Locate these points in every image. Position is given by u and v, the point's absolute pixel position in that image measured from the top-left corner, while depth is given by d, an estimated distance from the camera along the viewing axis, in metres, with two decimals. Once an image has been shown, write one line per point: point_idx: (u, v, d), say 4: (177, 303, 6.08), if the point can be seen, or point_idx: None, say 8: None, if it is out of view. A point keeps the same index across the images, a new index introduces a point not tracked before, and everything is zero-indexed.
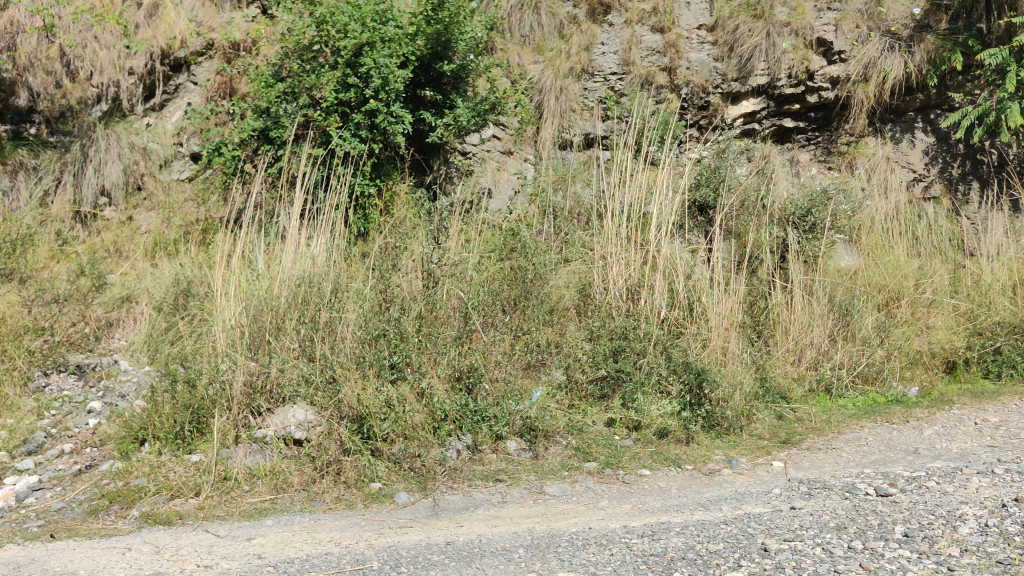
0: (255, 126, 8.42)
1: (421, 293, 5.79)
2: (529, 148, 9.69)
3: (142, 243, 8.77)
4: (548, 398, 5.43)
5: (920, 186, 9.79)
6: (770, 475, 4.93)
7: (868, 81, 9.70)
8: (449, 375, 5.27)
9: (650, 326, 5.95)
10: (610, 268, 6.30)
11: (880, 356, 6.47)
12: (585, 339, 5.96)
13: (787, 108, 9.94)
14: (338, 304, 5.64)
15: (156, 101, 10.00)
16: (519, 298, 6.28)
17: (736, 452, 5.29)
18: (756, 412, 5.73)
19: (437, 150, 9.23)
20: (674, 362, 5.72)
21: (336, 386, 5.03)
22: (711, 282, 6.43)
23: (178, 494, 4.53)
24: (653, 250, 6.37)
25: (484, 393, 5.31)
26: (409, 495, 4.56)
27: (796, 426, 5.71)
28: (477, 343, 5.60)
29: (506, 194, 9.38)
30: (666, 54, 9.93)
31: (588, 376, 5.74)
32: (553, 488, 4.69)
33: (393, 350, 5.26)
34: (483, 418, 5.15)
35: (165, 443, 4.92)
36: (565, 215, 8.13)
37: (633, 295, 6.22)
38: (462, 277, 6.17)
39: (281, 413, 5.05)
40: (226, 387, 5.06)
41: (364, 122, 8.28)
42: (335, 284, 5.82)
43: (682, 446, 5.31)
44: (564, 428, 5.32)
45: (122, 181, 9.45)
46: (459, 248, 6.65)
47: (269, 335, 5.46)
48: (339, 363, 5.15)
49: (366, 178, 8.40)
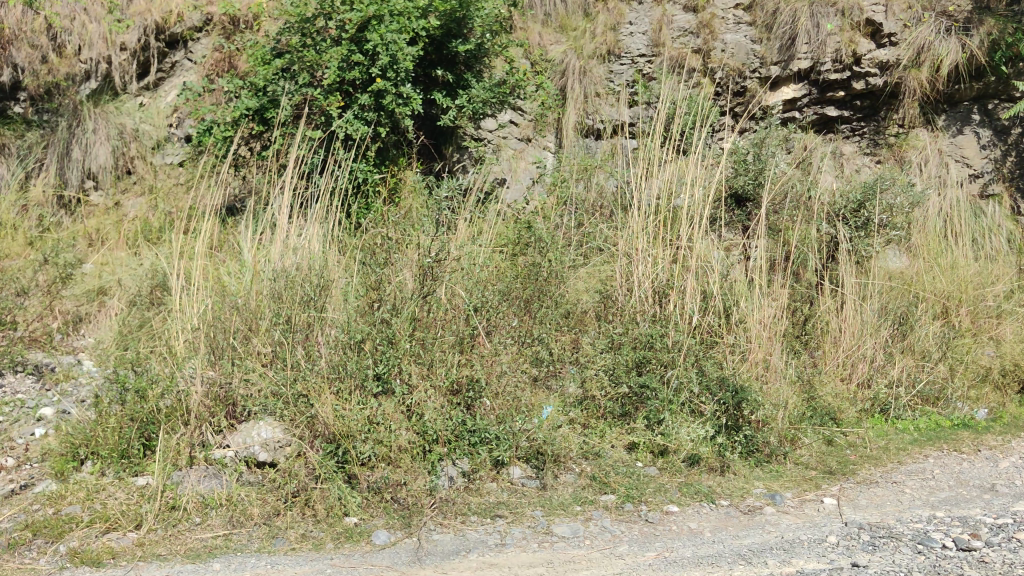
0: (250, 105, 7.61)
1: (415, 290, 4.98)
2: (551, 134, 8.96)
3: (125, 230, 8.05)
4: (561, 415, 4.71)
5: (976, 183, 8.99)
6: (822, 517, 4.14)
7: (921, 68, 8.86)
8: (444, 389, 4.51)
9: (679, 334, 5.11)
10: (635, 268, 5.46)
11: (942, 373, 5.65)
12: (604, 349, 5.15)
13: (831, 96, 9.06)
14: (321, 305, 4.83)
15: (150, 80, 9.33)
16: (532, 298, 5.59)
17: (779, 485, 4.51)
18: (802, 436, 4.92)
19: (450, 136, 8.46)
20: (708, 377, 4.90)
21: (308, 402, 4.25)
22: (752, 284, 5.61)
23: (114, 527, 3.79)
24: (684, 247, 5.49)
25: (485, 409, 4.57)
26: (389, 534, 3.81)
27: (848, 453, 4.90)
28: (478, 352, 4.83)
29: (524, 183, 8.68)
30: (699, 35, 9.15)
31: (607, 392, 4.95)
32: (562, 528, 3.92)
33: (378, 359, 4.48)
34: (481, 440, 4.41)
35: (109, 463, 4.18)
36: (587, 209, 7.36)
37: (661, 298, 5.39)
38: (467, 274, 5.35)
39: (245, 430, 4.32)
40: (184, 397, 4.36)
41: (370, 104, 7.47)
42: (318, 280, 5.00)
43: (716, 476, 4.53)
44: (578, 452, 4.55)
45: (110, 164, 8.77)
46: (467, 240, 5.90)
47: (236, 339, 4.73)
48: (313, 374, 4.40)
49: (369, 164, 7.62)
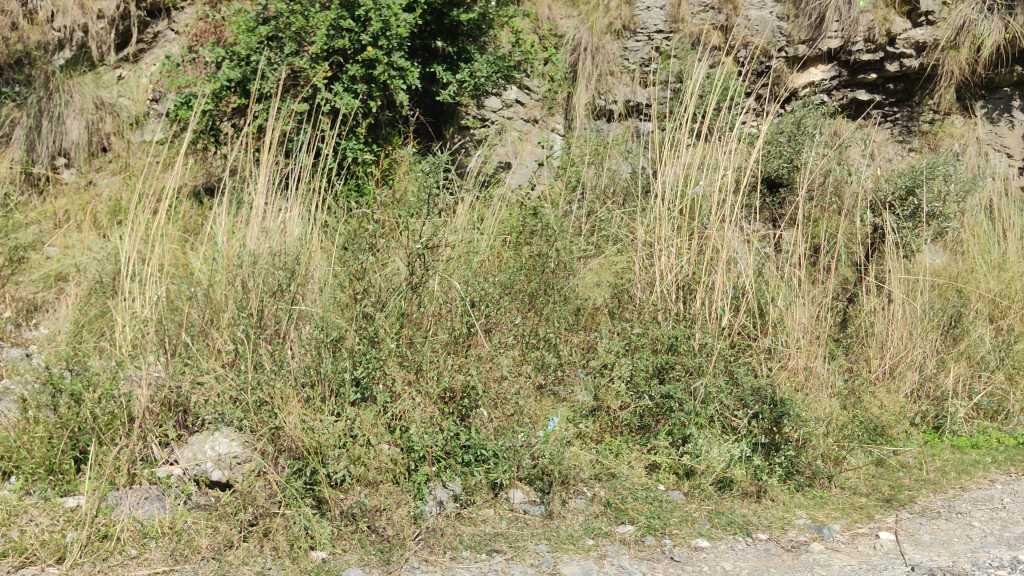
0: (230, 76, 6.87)
1: (403, 280, 4.29)
2: (559, 116, 8.32)
3: (95, 210, 7.37)
4: (569, 428, 4.06)
5: (1019, 175, 8.36)
6: (880, 557, 3.49)
7: (960, 48, 8.14)
8: (434, 396, 3.85)
9: (706, 335, 4.40)
10: (657, 260, 4.76)
11: (1002, 383, 4.98)
12: (622, 352, 4.47)
13: (861, 78, 8.39)
14: (293, 296, 4.18)
15: (130, 51, 8.62)
16: (537, 293, 4.95)
17: (825, 514, 3.86)
18: (849, 455, 4.26)
19: (451, 116, 7.81)
20: (741, 387, 4.22)
21: (271, 411, 3.58)
22: (789, 279, 4.94)
23: (31, 561, 3.11)
24: (710, 237, 4.84)
25: (483, 422, 3.90)
26: (363, 573, 3.14)
27: (901, 476, 4.24)
28: (475, 353, 4.15)
29: (530, 166, 7.96)
30: (721, 11, 8.46)
31: (624, 403, 4.26)
32: (571, 568, 3.25)
33: (357, 362, 3.80)
34: (477, 460, 3.74)
35: (35, 480, 3.51)
36: (598, 197, 6.76)
37: (685, 294, 4.68)
38: (465, 263, 4.68)
39: (198, 441, 3.64)
40: (127, 403, 3.70)
41: (361, 75, 6.77)
42: (295, 267, 4.39)
43: (751, 503, 3.87)
44: (591, 471, 3.90)
45: (84, 140, 8.08)
46: (466, 227, 5.28)
47: (192, 336, 4.09)
48: (279, 379, 3.72)
49: (360, 142, 6.95)
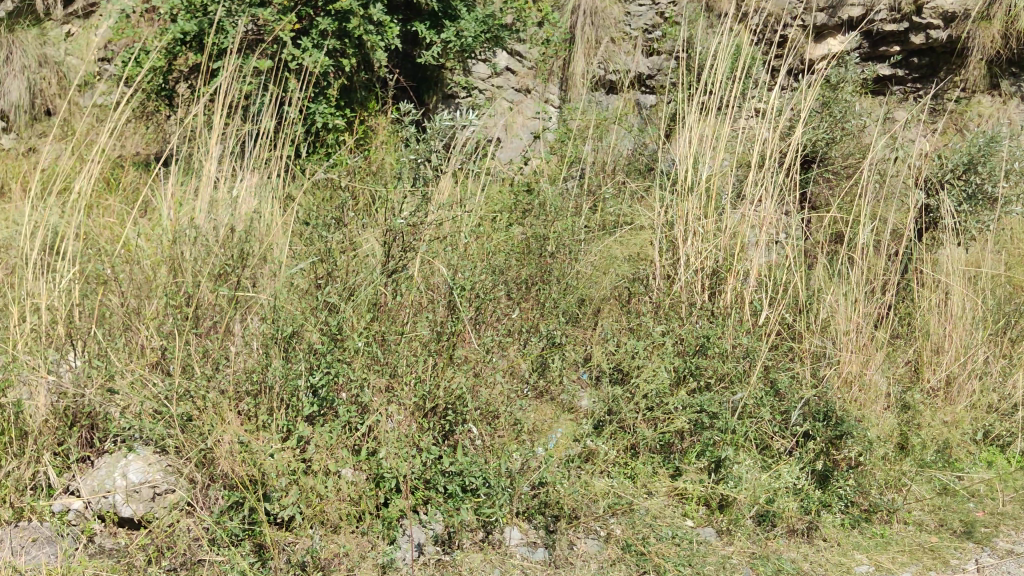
0: (185, 28, 6.00)
1: (376, 264, 3.51)
2: (554, 86, 7.42)
3: (32, 180, 6.51)
4: (575, 446, 3.33)
5: None
6: None
7: (993, 19, 7.24)
8: (413, 407, 3.06)
9: (740, 335, 3.67)
10: (682, 243, 3.96)
11: None
12: (642, 355, 3.63)
13: (882, 51, 7.54)
14: (239, 281, 3.44)
15: (81, 5, 7.58)
16: (534, 280, 4.19)
17: (891, 559, 3.12)
18: (913, 482, 3.51)
19: (434, 84, 7.03)
20: (785, 399, 3.55)
21: (204, 427, 2.81)
22: (832, 271, 4.17)
23: None
24: (749, 220, 4.04)
25: (472, 441, 3.13)
26: None
27: (973, 507, 3.49)
28: (463, 357, 3.31)
29: (522, 142, 7.27)
30: None
31: (647, 418, 3.44)
32: None
33: (314, 365, 2.99)
34: (466, 491, 3.00)
35: None
36: (600, 174, 5.94)
37: (715, 288, 3.92)
38: (449, 245, 3.87)
39: (105, 465, 2.87)
40: (19, 415, 2.94)
41: (332, 29, 5.95)
42: (249, 247, 3.68)
43: (800, 545, 3.15)
44: (606, 502, 3.10)
45: (25, 103, 7.21)
46: (453, 201, 4.55)
47: (108, 331, 3.29)
48: (214, 387, 2.93)
49: (332, 106, 6.17)
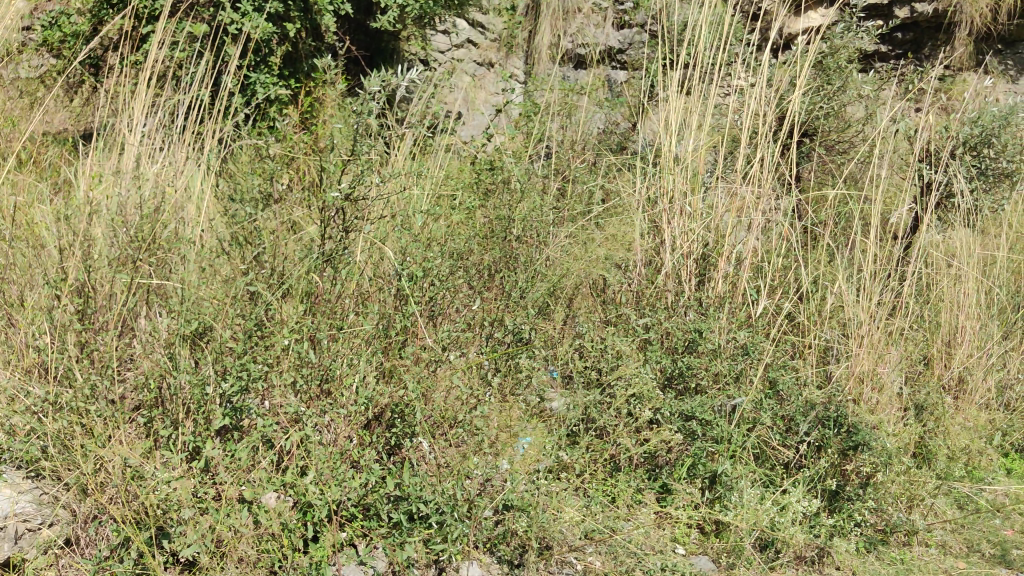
0: None
1: (311, 247, 2.93)
2: (517, 59, 6.98)
3: None
4: (545, 460, 2.81)
5: None
6: None
7: None
8: (351, 418, 2.53)
9: (735, 330, 3.20)
10: (666, 222, 3.47)
11: None
12: (622, 352, 3.11)
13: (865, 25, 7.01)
14: (144, 265, 2.88)
15: None
16: (497, 267, 3.53)
17: None
18: (931, 497, 3.05)
19: (392, 55, 6.44)
20: (787, 404, 3.07)
21: (86, 448, 2.29)
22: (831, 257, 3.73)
23: None
24: (740, 198, 3.57)
25: (423, 458, 2.61)
26: None
27: (1001, 525, 3.02)
28: (415, 356, 2.79)
29: (484, 119, 6.74)
30: None
31: (627, 428, 2.95)
32: None
33: (226, 368, 2.47)
34: (415, 519, 2.47)
35: None
36: (570, 150, 5.44)
37: (703, 275, 3.44)
38: (397, 224, 3.31)
39: None
40: None
41: None
42: (159, 224, 3.09)
43: None
44: (582, 530, 2.59)
45: None
46: (407, 176, 4.00)
47: None
48: (103, 396, 2.39)
49: (274, 76, 5.62)
